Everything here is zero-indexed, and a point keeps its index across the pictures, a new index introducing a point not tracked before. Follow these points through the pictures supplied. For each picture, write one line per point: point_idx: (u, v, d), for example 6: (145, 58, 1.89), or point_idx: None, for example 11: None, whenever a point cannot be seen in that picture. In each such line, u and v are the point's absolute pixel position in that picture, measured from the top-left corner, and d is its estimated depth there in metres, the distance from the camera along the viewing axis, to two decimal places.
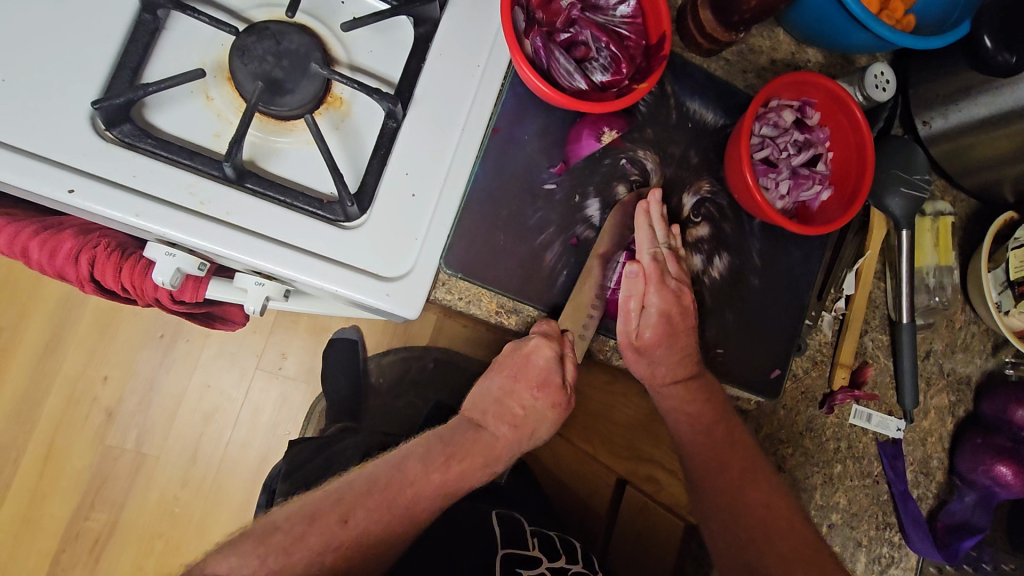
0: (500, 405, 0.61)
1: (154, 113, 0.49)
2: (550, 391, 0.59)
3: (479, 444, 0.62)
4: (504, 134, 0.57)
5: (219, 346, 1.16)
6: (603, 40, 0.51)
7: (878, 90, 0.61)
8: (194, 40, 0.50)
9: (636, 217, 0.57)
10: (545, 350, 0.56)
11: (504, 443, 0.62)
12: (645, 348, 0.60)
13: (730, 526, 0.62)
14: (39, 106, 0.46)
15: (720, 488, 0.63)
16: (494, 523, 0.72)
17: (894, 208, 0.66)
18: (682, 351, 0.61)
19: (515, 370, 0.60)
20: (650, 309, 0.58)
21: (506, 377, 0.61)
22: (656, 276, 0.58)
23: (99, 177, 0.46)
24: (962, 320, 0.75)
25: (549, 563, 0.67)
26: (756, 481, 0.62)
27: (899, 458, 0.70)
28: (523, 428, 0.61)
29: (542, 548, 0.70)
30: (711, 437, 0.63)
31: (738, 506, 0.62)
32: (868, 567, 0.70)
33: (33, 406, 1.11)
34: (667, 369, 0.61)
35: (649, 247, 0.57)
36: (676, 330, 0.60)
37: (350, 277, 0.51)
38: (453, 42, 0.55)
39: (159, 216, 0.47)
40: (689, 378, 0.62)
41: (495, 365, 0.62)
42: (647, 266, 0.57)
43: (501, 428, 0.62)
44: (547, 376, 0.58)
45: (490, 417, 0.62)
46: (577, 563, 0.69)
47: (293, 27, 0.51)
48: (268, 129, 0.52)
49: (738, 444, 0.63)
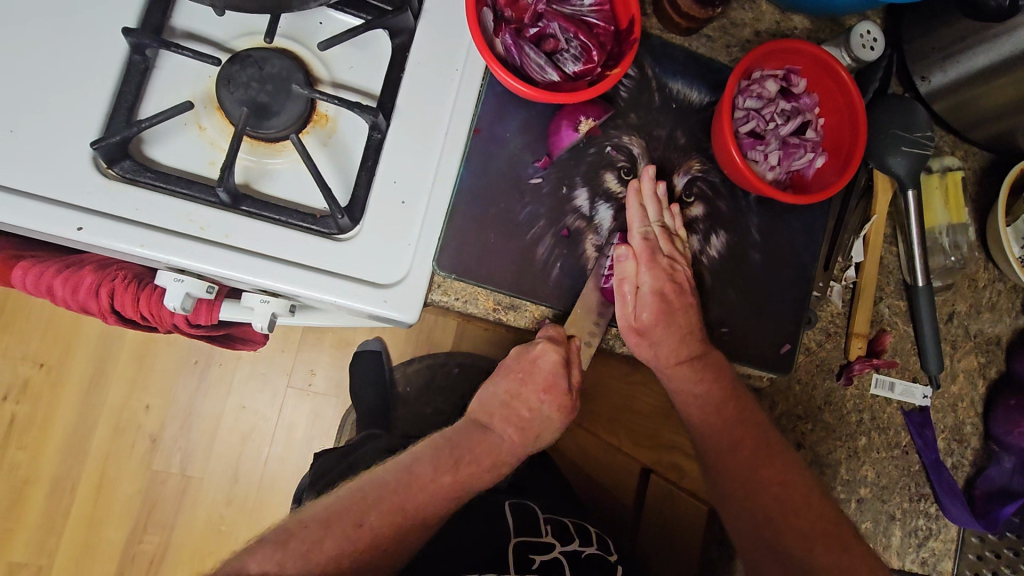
0: (506, 408, 0.62)
1: (153, 148, 0.52)
2: (553, 396, 0.60)
3: (490, 447, 0.63)
4: (486, 134, 0.58)
5: (250, 367, 1.20)
6: (572, 31, 0.51)
7: (865, 50, 0.59)
8: (183, 75, 0.53)
9: (627, 197, 0.58)
10: (548, 352, 0.57)
11: (510, 443, 0.63)
12: (644, 330, 0.59)
13: (742, 504, 0.61)
14: (47, 154, 0.49)
15: (735, 468, 0.62)
16: (507, 513, 0.73)
17: (897, 168, 0.64)
18: (681, 326, 0.59)
19: (522, 375, 0.61)
20: (643, 289, 0.57)
21: (513, 383, 0.62)
22: (647, 254, 0.57)
23: (105, 213, 0.49)
24: (985, 279, 0.72)
25: (562, 547, 0.67)
26: (766, 458, 0.61)
27: (927, 426, 0.68)
28: (529, 429, 0.63)
29: (556, 535, 0.70)
30: (720, 417, 0.62)
31: (752, 486, 0.61)
32: (904, 541, 0.67)
33: (84, 438, 1.17)
34: (670, 350, 0.60)
35: (640, 226, 0.57)
36: (675, 308, 0.59)
37: (346, 287, 0.53)
38: (430, 50, 0.57)
39: (163, 244, 0.50)
40: (694, 359, 0.61)
41: (500, 370, 0.63)
42: (638, 245, 0.57)
43: (506, 428, 0.63)
44: (553, 382, 0.59)
45: (497, 419, 0.63)
46: (591, 544, 0.70)
47: (274, 52, 0.53)
48: (260, 153, 0.54)
49: (750, 422, 0.62)
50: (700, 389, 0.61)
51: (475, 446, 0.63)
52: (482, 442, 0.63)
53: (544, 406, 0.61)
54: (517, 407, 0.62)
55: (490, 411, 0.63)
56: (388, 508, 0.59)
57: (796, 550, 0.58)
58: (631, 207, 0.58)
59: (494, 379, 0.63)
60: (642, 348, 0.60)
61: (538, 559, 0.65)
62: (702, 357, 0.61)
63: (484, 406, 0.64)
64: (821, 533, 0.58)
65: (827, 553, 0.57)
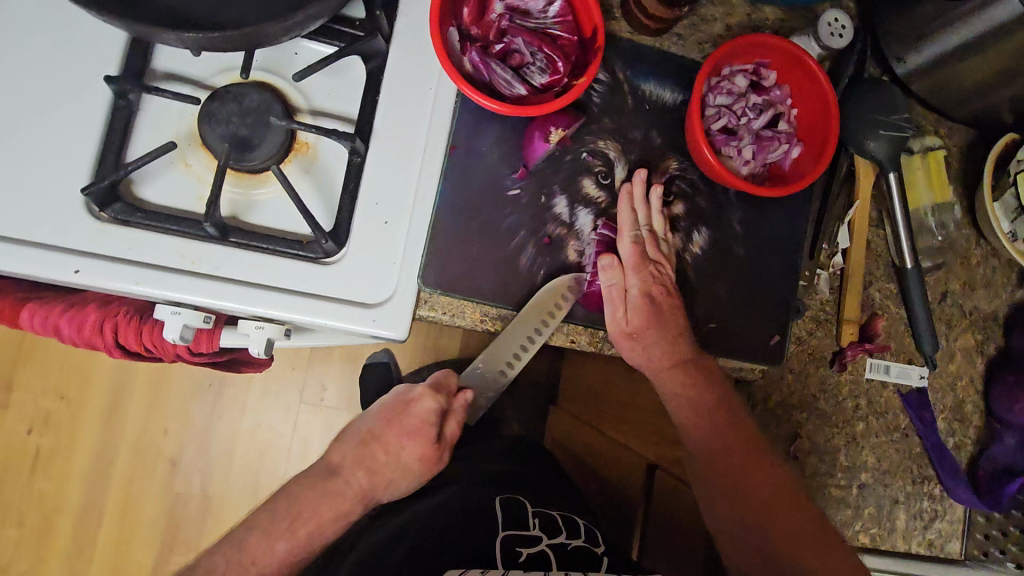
0: (362, 449, 0.62)
1: (143, 187, 0.54)
2: (416, 441, 0.61)
3: (333, 496, 0.60)
4: (463, 149, 0.59)
5: (262, 386, 1.23)
6: (537, 45, 0.52)
7: (835, 38, 0.60)
8: (167, 116, 0.54)
9: (620, 200, 0.59)
10: (424, 398, 0.61)
11: (355, 489, 0.60)
12: (635, 335, 0.59)
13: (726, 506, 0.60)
14: (42, 202, 0.51)
15: (725, 472, 0.60)
16: (495, 505, 0.69)
17: (876, 152, 0.65)
18: (670, 330, 0.60)
19: (390, 415, 0.62)
20: (632, 292, 0.59)
21: (377, 425, 0.62)
22: (635, 261, 0.59)
23: (100, 255, 0.51)
24: (978, 256, 0.72)
25: (549, 541, 0.65)
26: (756, 463, 0.60)
27: (926, 407, 0.68)
28: (380, 476, 0.61)
29: (544, 527, 0.67)
30: (711, 420, 0.61)
31: (744, 488, 0.59)
32: (908, 524, 0.68)
33: (107, 465, 1.20)
34: (662, 351, 0.60)
35: (630, 230, 0.59)
36: (663, 311, 0.60)
37: (336, 310, 0.54)
38: (402, 71, 0.58)
39: (156, 281, 0.52)
40: (687, 360, 0.61)
41: (375, 409, 0.64)
42: (626, 253, 0.59)
43: (356, 471, 0.61)
44: (420, 430, 0.61)
45: (349, 461, 0.61)
46: (579, 538, 0.67)
47: (252, 86, 0.55)
48: (245, 185, 0.56)
49: (741, 424, 0.61)
50: (693, 390, 0.61)
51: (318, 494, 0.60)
52: (324, 492, 0.60)
53: (404, 450, 0.61)
54: (376, 450, 0.61)
55: (347, 451, 0.62)
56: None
57: (778, 548, 0.57)
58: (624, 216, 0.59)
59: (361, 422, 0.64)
60: (634, 352, 0.60)
61: (526, 552, 0.63)
62: (694, 359, 0.61)
63: (343, 449, 0.63)
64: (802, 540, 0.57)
65: (812, 553, 0.56)
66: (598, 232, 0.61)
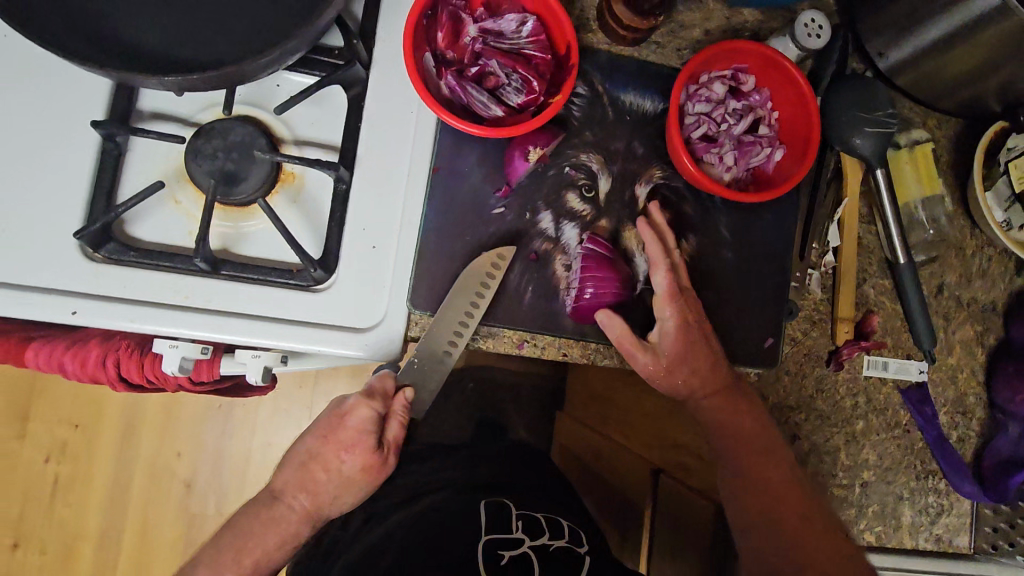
0: (302, 471, 0.55)
1: (134, 226, 0.55)
2: (359, 455, 0.55)
3: (276, 525, 0.54)
4: (446, 171, 0.60)
5: (272, 405, 1.24)
6: (512, 66, 0.53)
7: (810, 39, 0.59)
8: (155, 156, 0.56)
9: (643, 233, 0.58)
10: (363, 407, 0.55)
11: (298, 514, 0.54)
12: (671, 367, 0.58)
13: (764, 536, 0.54)
14: (37, 247, 0.52)
15: (760, 498, 0.56)
16: (480, 508, 0.65)
17: (863, 149, 0.64)
18: (710, 361, 0.59)
19: (327, 431, 0.55)
20: (667, 324, 0.58)
21: (311, 443, 0.55)
22: (670, 291, 0.58)
23: (96, 295, 0.53)
24: (973, 247, 0.71)
25: (532, 543, 0.61)
26: (797, 496, 0.56)
27: (926, 402, 0.68)
28: (324, 498, 0.55)
29: (528, 530, 0.63)
30: (750, 449, 0.57)
31: (779, 518, 0.54)
32: (915, 519, 0.67)
33: (123, 489, 1.22)
34: (698, 380, 0.59)
35: (664, 260, 0.58)
36: (701, 341, 0.59)
37: (329, 337, 0.55)
38: (382, 97, 0.58)
39: (152, 317, 0.53)
40: (725, 389, 0.59)
41: (308, 429, 0.57)
42: (661, 283, 0.58)
43: (297, 495, 0.54)
44: (362, 440, 0.55)
45: (288, 487, 0.55)
46: (561, 538, 0.64)
47: (237, 121, 0.56)
48: (234, 218, 0.57)
49: (780, 454, 0.58)
50: (734, 420, 0.58)
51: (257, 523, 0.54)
52: (264, 522, 0.54)
53: (348, 466, 0.55)
54: (315, 471, 0.55)
55: (281, 477, 0.55)
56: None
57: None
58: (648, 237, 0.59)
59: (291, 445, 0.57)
60: (672, 385, 0.59)
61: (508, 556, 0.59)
62: (731, 389, 0.59)
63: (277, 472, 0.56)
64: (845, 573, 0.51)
65: None
66: (584, 247, 0.59)
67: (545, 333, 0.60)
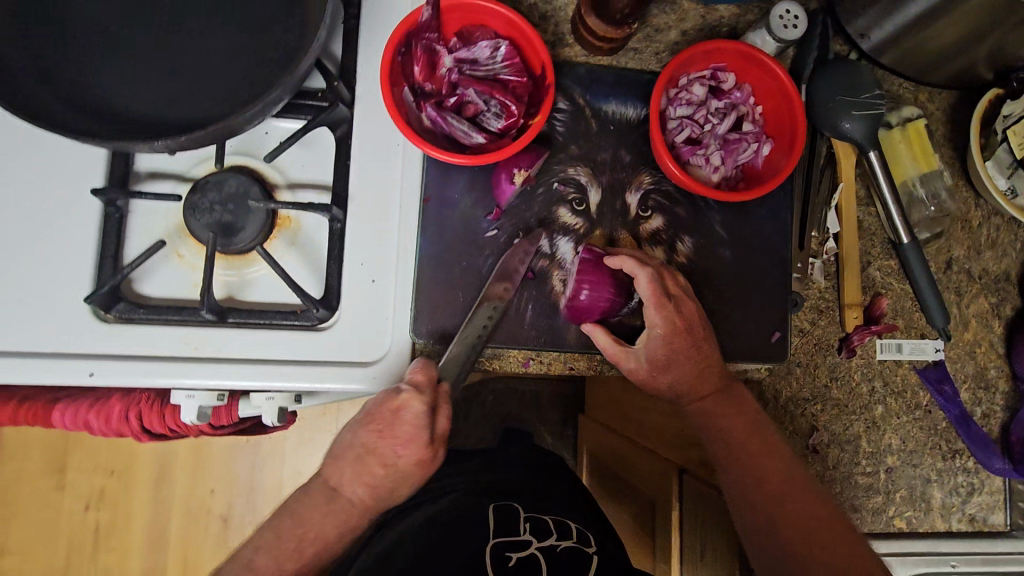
0: (358, 464, 0.52)
1: (142, 284, 0.57)
2: (414, 451, 0.52)
3: (335, 518, 0.52)
4: (436, 200, 0.60)
5: (297, 434, 1.26)
6: (489, 93, 0.54)
7: (786, 30, 0.58)
8: (155, 214, 0.57)
9: (623, 261, 0.57)
10: (415, 402, 0.52)
11: (356, 508, 0.53)
12: (656, 370, 0.57)
13: (769, 536, 0.50)
14: (51, 315, 0.54)
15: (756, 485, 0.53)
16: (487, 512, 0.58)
17: (854, 133, 0.63)
18: (698, 364, 0.57)
19: (382, 424, 0.52)
20: (655, 329, 0.56)
21: (368, 435, 0.52)
22: (656, 297, 0.56)
23: (111, 356, 0.54)
24: (978, 218, 0.70)
25: (539, 544, 0.53)
26: (799, 491, 0.52)
27: (945, 381, 0.66)
28: (381, 491, 0.53)
29: (535, 532, 0.55)
30: (744, 450, 0.55)
31: (777, 501, 0.51)
32: (946, 501, 0.66)
33: (163, 530, 1.25)
34: (689, 385, 0.57)
35: (643, 273, 0.57)
36: (693, 345, 0.57)
37: (337, 374, 0.56)
38: (368, 134, 0.60)
39: (165, 371, 0.55)
40: (717, 392, 0.58)
41: (360, 418, 0.53)
42: (646, 291, 0.56)
43: (356, 489, 0.52)
44: (389, 452, 0.54)
45: (347, 477, 0.53)
46: (570, 539, 0.55)
47: (229, 173, 0.58)
48: (236, 266, 0.58)
49: (774, 445, 0.55)
50: (730, 420, 0.57)
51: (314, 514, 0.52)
52: (325, 514, 0.52)
53: (402, 463, 0.52)
54: (374, 465, 0.52)
55: (341, 465, 0.53)
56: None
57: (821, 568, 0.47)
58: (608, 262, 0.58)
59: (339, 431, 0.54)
60: (658, 388, 0.58)
61: (516, 557, 0.50)
62: (724, 392, 0.58)
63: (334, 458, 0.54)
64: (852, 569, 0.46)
65: None
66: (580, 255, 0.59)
67: (549, 350, 0.61)
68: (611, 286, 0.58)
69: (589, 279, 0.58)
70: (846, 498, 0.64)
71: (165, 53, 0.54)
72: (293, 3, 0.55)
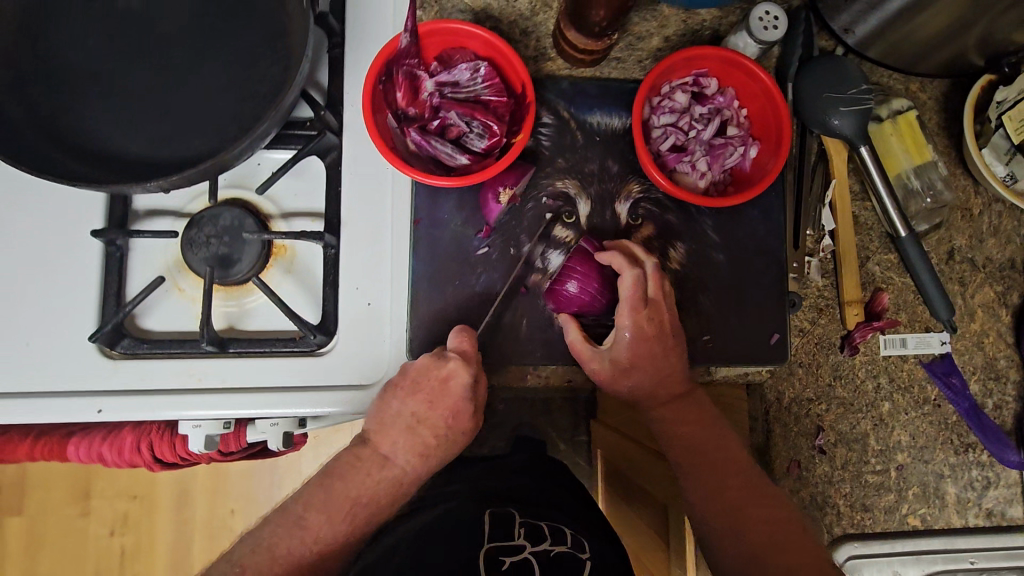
0: (410, 434, 0.56)
1: (145, 319, 0.58)
2: (462, 421, 0.58)
3: (387, 484, 0.56)
4: (427, 221, 0.61)
5: (313, 452, 1.28)
6: (471, 114, 0.55)
7: (765, 31, 0.57)
8: (155, 251, 0.59)
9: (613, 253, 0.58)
10: (462, 375, 0.56)
11: (409, 475, 0.57)
12: (620, 375, 0.57)
13: (729, 540, 0.52)
14: (59, 354, 0.56)
15: (715, 496, 0.54)
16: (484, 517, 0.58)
17: (843, 129, 0.63)
18: (660, 371, 0.57)
19: (433, 394, 0.56)
20: (622, 329, 0.56)
21: (419, 404, 0.56)
22: (633, 299, 0.56)
23: (117, 392, 0.56)
24: (980, 205, 0.68)
25: (533, 549, 0.53)
26: (756, 494, 0.53)
27: (953, 374, 0.65)
28: (431, 461, 0.58)
29: (530, 537, 0.55)
30: (705, 458, 0.55)
31: (735, 509, 0.53)
32: (962, 496, 0.65)
33: (186, 552, 1.27)
34: (650, 388, 0.57)
35: (629, 272, 0.56)
36: (657, 352, 0.56)
37: (336, 398, 0.57)
38: (357, 159, 0.60)
39: (170, 404, 0.56)
40: (677, 397, 0.58)
41: (406, 386, 0.56)
42: (625, 289, 0.56)
43: (409, 458, 0.57)
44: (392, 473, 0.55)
45: (401, 445, 0.56)
46: (564, 544, 0.56)
47: (224, 206, 0.59)
48: (236, 296, 0.60)
49: (733, 448, 0.56)
50: (690, 424, 0.57)
51: (367, 479, 0.56)
52: (378, 480, 0.56)
53: (450, 431, 0.58)
54: (427, 433, 0.57)
55: (394, 431, 0.56)
56: (289, 562, 0.53)
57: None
58: (602, 258, 0.58)
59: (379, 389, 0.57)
60: (619, 390, 0.58)
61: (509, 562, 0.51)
62: (685, 395, 0.58)
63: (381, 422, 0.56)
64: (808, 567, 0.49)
65: None
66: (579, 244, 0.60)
67: (546, 363, 0.61)
68: (597, 284, 0.59)
69: (579, 271, 0.59)
70: (856, 498, 0.64)
71: (153, 95, 0.55)
72: (275, 36, 0.56)
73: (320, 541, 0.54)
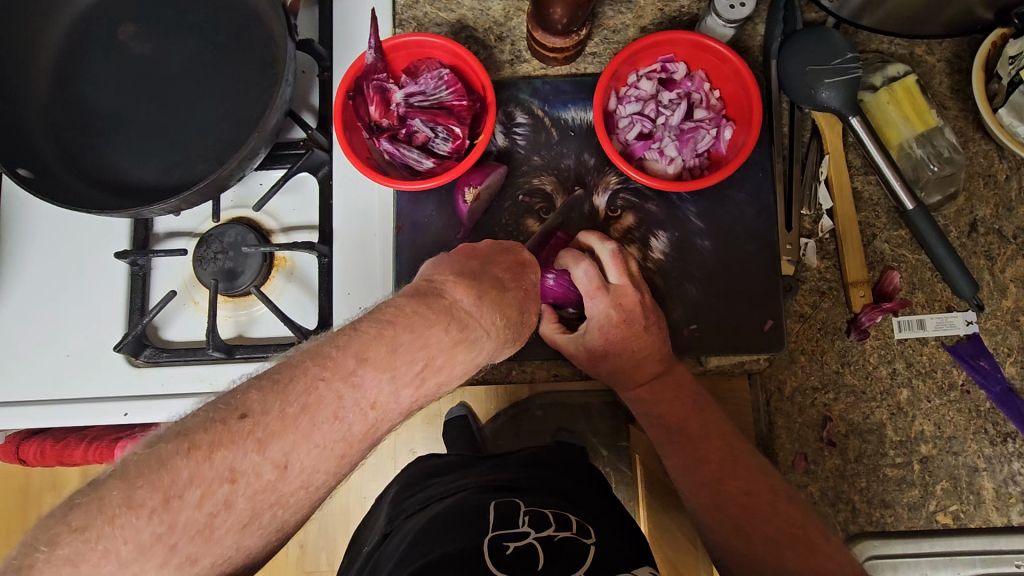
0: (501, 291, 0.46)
1: (166, 330, 0.64)
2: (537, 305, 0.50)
3: (468, 349, 0.43)
4: (407, 227, 0.65)
5: None
6: (435, 121, 0.58)
7: (729, 10, 0.55)
8: (174, 268, 0.65)
9: (562, 255, 0.57)
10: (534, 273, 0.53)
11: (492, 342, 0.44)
12: (596, 358, 0.57)
13: (709, 515, 0.50)
14: (94, 366, 0.63)
15: (698, 478, 0.52)
16: (491, 508, 0.58)
17: (831, 101, 0.59)
18: (636, 352, 0.56)
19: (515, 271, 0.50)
20: (591, 319, 0.57)
21: (503, 272, 0.48)
22: (598, 289, 0.56)
23: (140, 397, 0.62)
24: (1005, 172, 0.62)
25: (537, 533, 0.53)
26: (741, 470, 0.51)
27: (981, 356, 0.60)
28: (511, 330, 0.47)
29: (535, 525, 0.55)
30: (685, 435, 0.54)
31: (715, 484, 0.51)
32: (1000, 491, 0.59)
33: None
34: (630, 368, 0.57)
35: (580, 268, 0.56)
36: (631, 334, 0.56)
37: None
38: (344, 172, 0.64)
39: (184, 406, 0.62)
40: (656, 377, 0.56)
41: (487, 253, 0.51)
42: (585, 283, 0.56)
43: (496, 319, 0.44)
44: None
45: (490, 304, 0.44)
46: (568, 530, 0.55)
47: (228, 224, 0.64)
48: (242, 306, 0.64)
49: (713, 426, 0.54)
50: (670, 404, 0.55)
51: (445, 339, 0.41)
52: (457, 341, 0.42)
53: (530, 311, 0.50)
54: (513, 300, 0.47)
55: (483, 287, 0.45)
56: (334, 430, 0.38)
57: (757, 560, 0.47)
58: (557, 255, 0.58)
59: (450, 256, 0.49)
60: (598, 374, 0.58)
61: (512, 546, 0.50)
62: (658, 379, 0.56)
63: (464, 274, 0.46)
64: (791, 545, 0.46)
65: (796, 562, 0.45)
66: (557, 235, 0.61)
67: None
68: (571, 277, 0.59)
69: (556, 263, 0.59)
70: (874, 494, 0.59)
71: (161, 130, 0.62)
72: (263, 68, 0.61)
73: (377, 407, 0.40)
